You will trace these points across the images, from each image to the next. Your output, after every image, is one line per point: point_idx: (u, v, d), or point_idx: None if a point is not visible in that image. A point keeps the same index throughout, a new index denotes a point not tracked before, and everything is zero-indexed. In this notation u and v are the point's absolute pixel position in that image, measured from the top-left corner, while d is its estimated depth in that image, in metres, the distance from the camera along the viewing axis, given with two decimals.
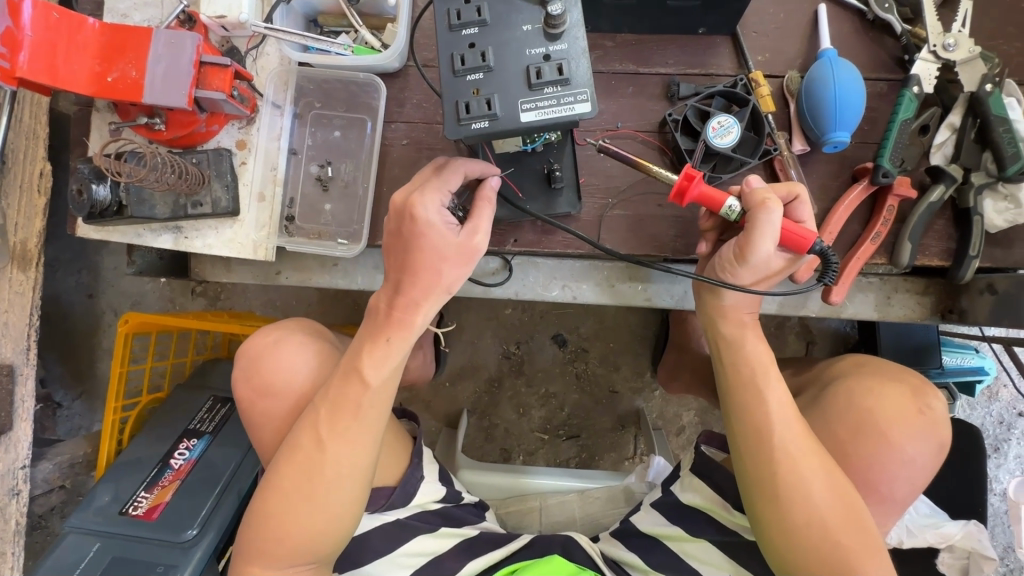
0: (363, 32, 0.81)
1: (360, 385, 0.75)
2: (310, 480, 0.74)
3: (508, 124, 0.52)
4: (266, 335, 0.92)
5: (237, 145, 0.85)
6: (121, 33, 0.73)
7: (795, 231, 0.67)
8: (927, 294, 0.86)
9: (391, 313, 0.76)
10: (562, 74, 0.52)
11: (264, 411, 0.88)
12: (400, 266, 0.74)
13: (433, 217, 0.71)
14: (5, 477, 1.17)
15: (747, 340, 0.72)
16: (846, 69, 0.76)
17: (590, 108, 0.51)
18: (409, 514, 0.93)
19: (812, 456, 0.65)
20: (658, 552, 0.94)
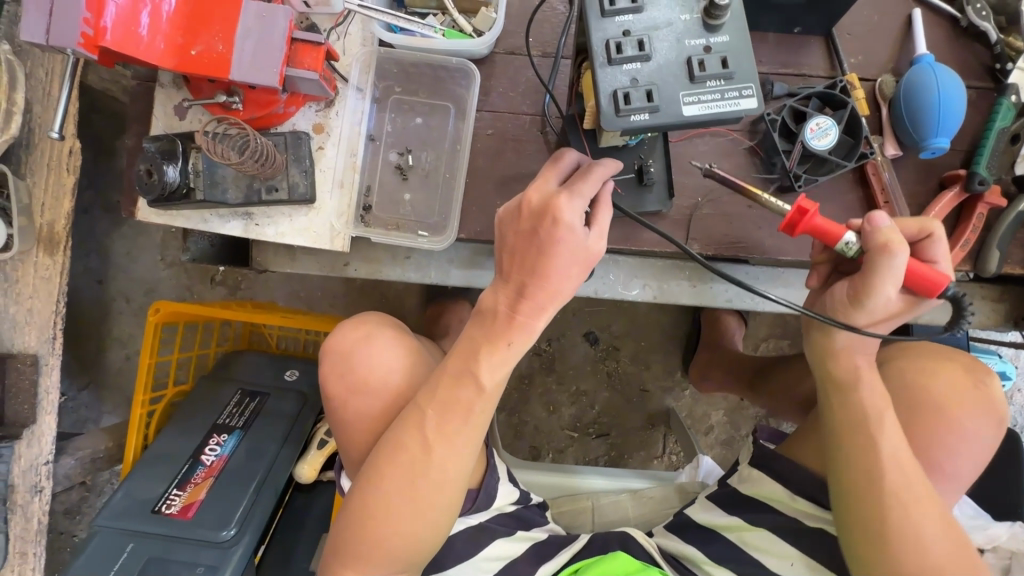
0: (455, 14, 0.78)
1: (474, 390, 0.77)
2: (416, 480, 0.76)
3: (669, 117, 0.50)
4: (354, 329, 0.87)
5: (314, 128, 0.80)
6: (207, 4, 0.68)
7: (923, 274, 0.63)
8: (1002, 301, 0.88)
9: (513, 317, 0.77)
10: (727, 68, 0.50)
11: (355, 410, 0.83)
12: (526, 270, 0.74)
13: (575, 221, 0.71)
14: (28, 474, 1.11)
15: (862, 381, 0.70)
16: (949, 75, 0.76)
17: (757, 104, 0.49)
18: (490, 517, 0.93)
19: (926, 500, 0.66)
20: (715, 543, 0.93)
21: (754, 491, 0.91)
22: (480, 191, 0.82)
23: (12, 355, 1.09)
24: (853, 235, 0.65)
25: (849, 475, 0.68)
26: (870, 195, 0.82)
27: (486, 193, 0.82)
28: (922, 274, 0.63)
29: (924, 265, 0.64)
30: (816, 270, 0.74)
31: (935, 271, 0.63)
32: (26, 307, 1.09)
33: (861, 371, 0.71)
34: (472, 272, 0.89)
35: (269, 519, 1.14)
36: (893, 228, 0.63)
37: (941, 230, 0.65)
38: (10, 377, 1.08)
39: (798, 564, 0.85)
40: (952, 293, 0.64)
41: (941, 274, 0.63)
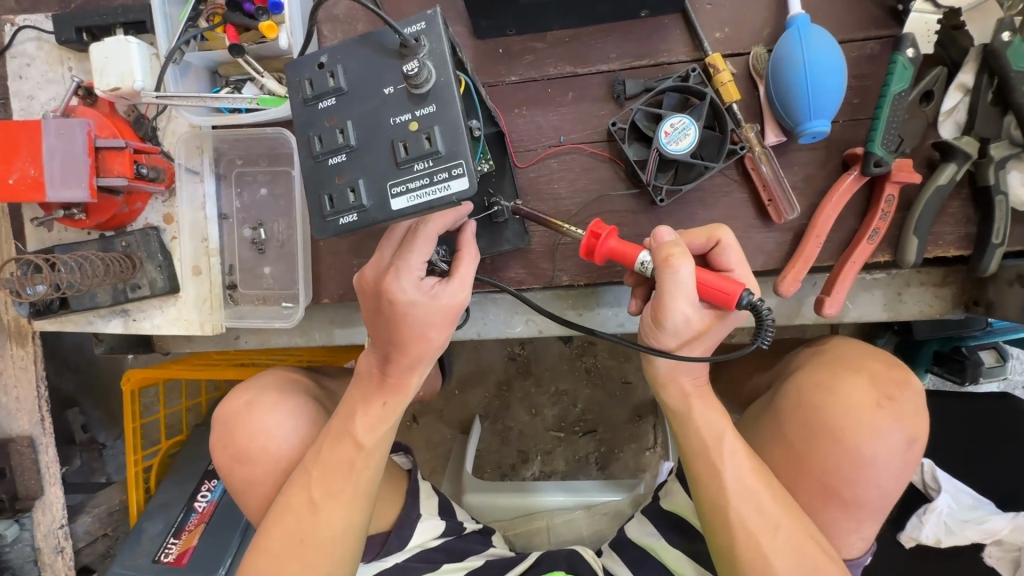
0: (265, 80, 0.73)
1: (353, 448, 0.68)
2: (303, 545, 0.66)
3: (380, 212, 0.50)
4: (239, 396, 0.82)
5: (164, 219, 0.81)
6: (12, 130, 0.69)
7: (715, 285, 0.58)
8: (947, 286, 0.74)
9: (386, 376, 0.68)
10: (430, 148, 0.48)
11: (246, 479, 0.79)
12: (387, 337, 0.65)
13: (414, 297, 0.62)
14: (49, 537, 1.18)
15: (694, 408, 0.68)
16: (820, 40, 0.63)
17: (465, 184, 0.48)
18: (409, 556, 0.90)
19: (774, 526, 0.62)
20: (647, 565, 0.90)
21: (672, 506, 0.90)
22: (334, 254, 0.79)
23: (12, 440, 1.14)
24: (646, 254, 0.61)
25: (699, 501, 0.66)
26: (752, 191, 0.71)
27: (340, 255, 0.79)
28: (711, 287, 0.58)
29: (716, 275, 0.59)
30: (635, 299, 0.71)
31: (726, 281, 0.58)
32: (14, 396, 1.13)
33: (689, 397, 0.68)
34: (353, 329, 0.88)
35: None
36: (678, 242, 0.60)
37: (730, 236, 0.62)
38: (15, 459, 1.14)
39: None
40: (751, 303, 0.57)
41: (734, 282, 0.58)
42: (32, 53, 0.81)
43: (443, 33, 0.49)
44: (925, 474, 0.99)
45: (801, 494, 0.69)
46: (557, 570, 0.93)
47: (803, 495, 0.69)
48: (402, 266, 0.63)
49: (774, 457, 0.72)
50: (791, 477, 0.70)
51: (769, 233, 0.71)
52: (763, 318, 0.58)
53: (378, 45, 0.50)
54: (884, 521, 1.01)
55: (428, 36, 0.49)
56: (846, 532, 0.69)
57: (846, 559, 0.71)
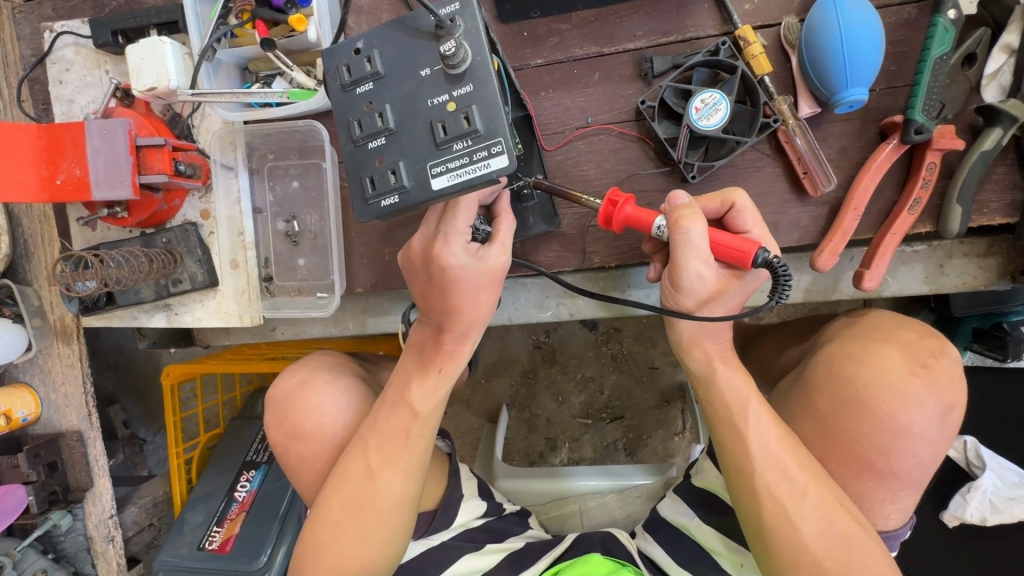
0: (295, 73, 0.74)
1: (410, 416, 0.70)
2: (361, 511, 0.68)
3: (420, 192, 0.51)
4: (292, 376, 0.85)
5: (202, 215, 0.83)
6: (58, 134, 0.72)
7: (730, 242, 0.59)
8: (991, 256, 0.72)
9: (439, 348, 0.71)
10: (468, 127, 0.49)
11: (299, 455, 0.82)
12: (443, 310, 0.68)
13: (464, 260, 0.64)
14: (100, 527, 1.23)
15: (718, 373, 0.70)
16: (856, 6, 0.61)
17: (506, 161, 0.48)
18: (453, 536, 0.92)
19: (802, 493, 0.62)
20: (682, 545, 0.91)
21: (703, 483, 0.90)
22: (366, 244, 0.81)
23: (61, 434, 1.19)
24: (661, 218, 0.61)
25: (730, 471, 0.66)
26: (787, 165, 0.70)
27: (372, 244, 0.81)
28: (725, 245, 0.59)
29: (731, 235, 0.59)
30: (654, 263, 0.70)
31: (740, 240, 0.58)
32: (61, 393, 1.19)
33: (713, 363, 0.70)
34: (385, 317, 0.89)
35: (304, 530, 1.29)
36: (693, 204, 0.60)
37: (745, 199, 0.62)
38: (64, 453, 1.19)
39: (747, 565, 0.84)
40: (766, 261, 0.58)
41: (749, 241, 0.58)
42: (71, 59, 0.84)
43: (477, 13, 0.49)
44: (967, 451, 0.97)
45: (833, 465, 0.69)
46: (594, 551, 0.95)
47: (835, 466, 0.68)
48: (448, 234, 0.64)
49: (805, 430, 0.71)
50: (822, 449, 0.69)
51: (803, 207, 0.70)
52: (779, 274, 0.58)
53: (412, 29, 0.51)
54: (925, 498, 1.00)
55: (463, 16, 0.49)
56: (882, 503, 0.69)
57: (883, 532, 0.71)
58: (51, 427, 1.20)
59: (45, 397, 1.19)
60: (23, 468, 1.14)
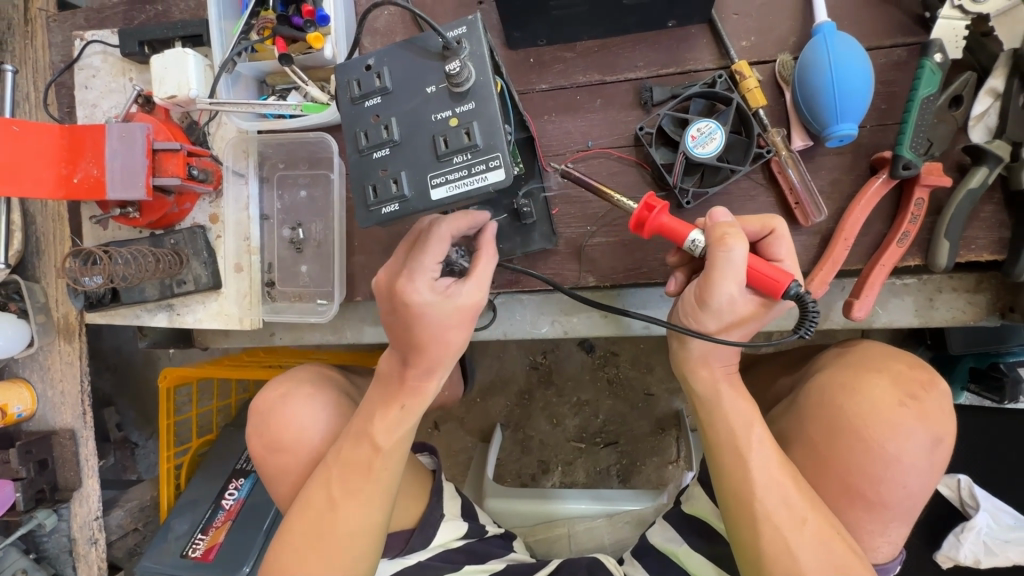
0: (309, 88, 0.78)
1: (370, 450, 0.70)
2: (320, 538, 0.68)
3: (419, 201, 0.53)
4: (277, 388, 0.87)
5: (211, 219, 0.85)
6: (79, 134, 0.75)
7: (765, 271, 0.60)
8: (982, 292, 0.73)
9: (404, 380, 0.70)
10: (469, 141, 0.51)
11: (278, 466, 0.83)
12: (407, 343, 0.68)
13: (429, 297, 0.65)
14: (84, 528, 1.26)
15: (723, 395, 0.70)
16: (846, 47, 0.64)
17: (503, 174, 0.50)
18: (430, 556, 0.92)
19: (801, 521, 0.62)
20: (670, 573, 0.90)
21: (693, 510, 0.90)
22: (367, 255, 0.83)
23: (54, 433, 1.22)
24: (698, 233, 0.62)
25: (726, 497, 0.66)
26: (780, 195, 0.72)
27: (374, 255, 0.83)
28: (761, 272, 0.60)
29: (768, 263, 0.61)
30: (676, 274, 0.71)
31: (777, 270, 0.60)
32: (58, 390, 1.23)
33: (719, 387, 0.70)
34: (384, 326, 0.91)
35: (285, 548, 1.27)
36: (735, 225, 0.61)
37: (783, 227, 0.63)
38: (56, 450, 1.23)
39: None
40: (797, 294, 0.60)
41: (784, 272, 0.60)
42: (97, 66, 0.88)
43: (483, 37, 0.52)
44: (962, 490, 0.97)
45: (825, 495, 0.69)
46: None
47: (827, 496, 0.68)
48: (415, 269, 0.65)
49: (798, 459, 0.71)
50: (816, 478, 0.69)
51: (796, 236, 0.72)
52: (808, 309, 0.60)
53: (421, 49, 0.53)
54: (918, 538, 0.99)
55: (469, 38, 0.52)
56: (872, 534, 0.69)
57: (874, 565, 0.70)
58: (46, 424, 1.24)
59: (43, 394, 1.23)
60: (14, 463, 1.17)
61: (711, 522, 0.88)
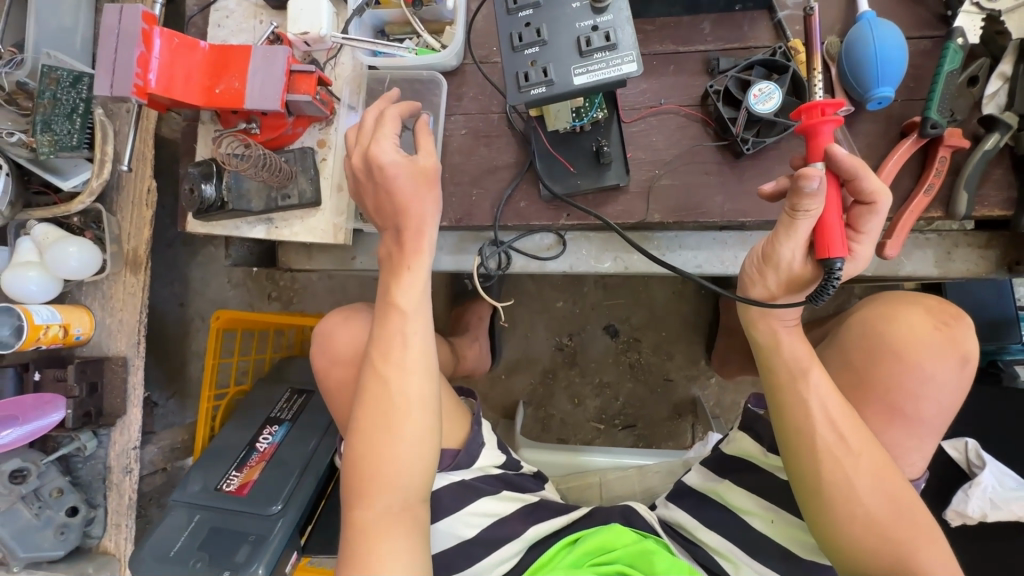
0: (426, 36, 0.91)
1: (400, 315, 0.79)
2: (386, 414, 0.77)
3: (564, 87, 0.64)
4: (336, 314, 0.98)
5: (319, 143, 0.96)
6: (226, 52, 0.87)
7: (827, 237, 0.69)
8: (990, 249, 0.85)
9: (402, 247, 0.80)
10: (610, 40, 0.64)
11: (339, 380, 0.92)
12: (391, 212, 0.79)
13: (395, 156, 0.77)
14: (121, 457, 1.27)
15: (782, 342, 0.78)
16: (886, 29, 0.78)
17: (636, 67, 0.63)
18: (473, 476, 0.96)
19: (856, 455, 0.72)
20: (707, 508, 0.96)
21: (735, 450, 0.94)
22: (457, 184, 0.93)
23: (107, 357, 1.26)
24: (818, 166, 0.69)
25: (786, 432, 0.76)
26: None
27: (462, 186, 0.93)
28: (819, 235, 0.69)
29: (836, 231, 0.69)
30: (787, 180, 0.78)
31: (831, 241, 0.68)
32: (117, 317, 1.27)
33: (779, 334, 0.78)
34: (459, 256, 1.01)
35: (316, 499, 1.29)
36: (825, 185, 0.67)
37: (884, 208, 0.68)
38: (106, 376, 1.25)
39: (778, 519, 0.88)
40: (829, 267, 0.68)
41: (837, 246, 0.68)
42: (232, 8, 1.00)
43: None
44: (968, 452, 1.03)
45: (869, 413, 0.77)
46: (615, 521, 1.00)
47: (871, 413, 0.77)
48: (378, 138, 0.78)
49: (843, 384, 0.80)
50: (861, 399, 0.78)
51: None
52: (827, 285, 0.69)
53: None
54: (927, 498, 1.08)
55: None
56: (907, 450, 0.78)
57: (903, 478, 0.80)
58: (99, 350, 1.27)
59: (103, 322, 1.27)
60: (67, 381, 1.20)
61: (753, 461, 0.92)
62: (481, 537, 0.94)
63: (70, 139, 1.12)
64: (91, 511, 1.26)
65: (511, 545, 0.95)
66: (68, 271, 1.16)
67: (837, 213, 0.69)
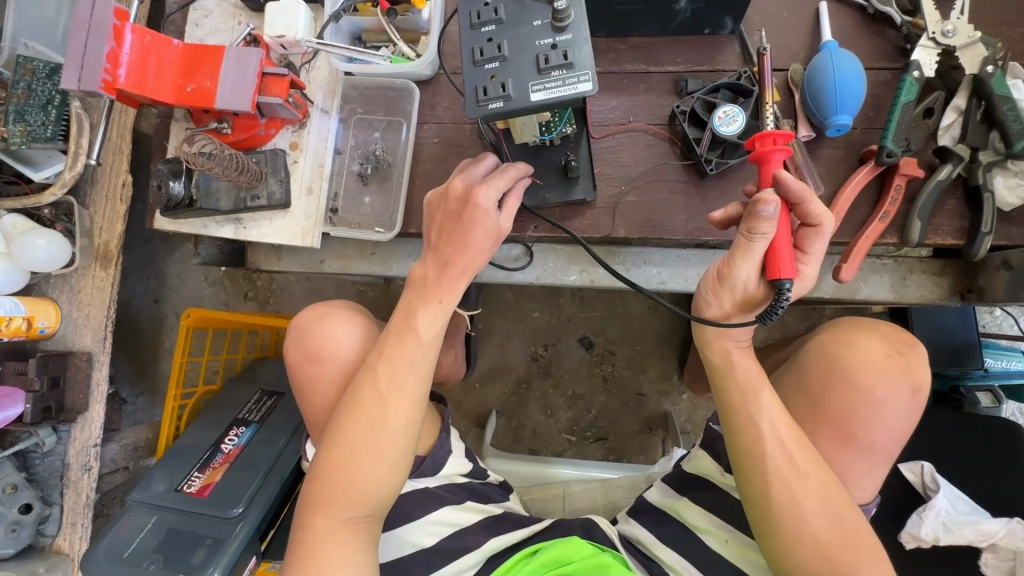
0: (400, 44, 0.92)
1: (417, 341, 0.78)
2: (375, 433, 0.76)
3: (521, 102, 0.65)
4: (316, 309, 0.96)
5: (290, 146, 0.96)
6: (198, 51, 0.87)
7: (778, 260, 0.71)
8: (945, 275, 0.88)
9: (440, 279, 0.78)
10: (567, 59, 0.65)
11: (314, 375, 0.91)
12: (447, 244, 0.77)
13: (492, 207, 0.75)
14: (80, 454, 1.25)
15: (736, 363, 0.80)
16: (846, 59, 0.81)
17: (591, 86, 0.64)
18: (437, 484, 0.95)
19: (804, 477, 0.73)
20: (666, 525, 0.96)
21: (695, 468, 0.96)
22: (427, 192, 0.94)
23: (71, 352, 1.23)
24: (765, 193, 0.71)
25: (738, 453, 0.77)
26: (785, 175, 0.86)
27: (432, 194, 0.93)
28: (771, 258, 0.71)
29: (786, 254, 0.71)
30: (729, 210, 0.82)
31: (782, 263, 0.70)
32: (84, 312, 1.25)
33: (731, 354, 0.81)
34: None
35: (279, 502, 1.27)
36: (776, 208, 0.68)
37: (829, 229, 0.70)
38: (69, 371, 1.23)
39: (732, 540, 0.89)
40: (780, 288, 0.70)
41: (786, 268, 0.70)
42: (211, 9, 1.00)
43: None
44: (924, 475, 1.06)
45: (822, 437, 0.78)
46: (574, 534, 0.99)
47: (823, 437, 0.78)
48: (489, 181, 0.76)
49: (798, 407, 0.81)
50: (814, 424, 0.79)
51: None
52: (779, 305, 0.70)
53: None
54: (884, 521, 1.09)
55: None
56: (860, 476, 0.78)
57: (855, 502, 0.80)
58: (63, 345, 1.25)
59: (67, 315, 1.25)
60: (28, 375, 1.18)
61: (710, 479, 0.94)
62: (441, 546, 0.93)
63: (45, 131, 1.11)
64: (46, 508, 1.24)
65: (470, 556, 0.94)
66: (36, 263, 1.14)
67: (787, 237, 0.71)
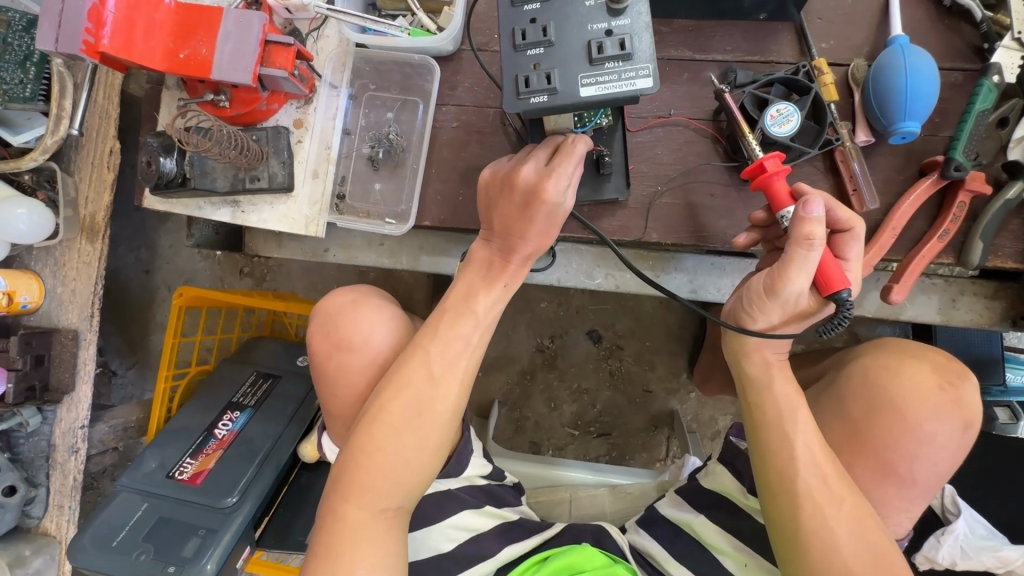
0: (420, 15, 0.83)
1: (472, 320, 0.74)
2: (421, 418, 0.71)
3: (568, 97, 0.58)
4: (346, 295, 0.89)
5: (295, 123, 0.88)
6: (194, 12, 0.78)
7: (829, 271, 0.66)
8: (997, 299, 0.84)
9: (505, 264, 0.75)
10: (624, 49, 0.57)
11: (342, 365, 0.84)
12: (512, 229, 0.72)
13: (565, 197, 0.69)
14: (67, 435, 1.19)
15: (775, 381, 0.74)
16: (919, 57, 0.72)
17: (651, 83, 0.57)
18: (461, 486, 0.91)
19: (839, 502, 0.68)
20: (681, 541, 0.92)
21: (713, 485, 0.91)
22: (443, 181, 0.85)
23: (57, 329, 1.16)
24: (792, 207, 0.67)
25: (766, 471, 0.72)
26: (838, 183, 0.79)
27: (449, 183, 0.85)
28: (824, 269, 0.67)
29: (834, 263, 0.67)
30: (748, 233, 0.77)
31: (835, 271, 0.66)
32: (70, 287, 1.17)
33: (772, 366, 0.75)
34: (441, 257, 0.95)
35: (274, 491, 1.22)
36: (817, 215, 0.64)
37: (864, 229, 0.69)
38: (54, 349, 1.15)
39: (751, 564, 0.85)
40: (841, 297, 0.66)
41: (841, 276, 0.66)
42: None
43: None
44: (944, 498, 1.00)
45: (859, 468, 0.74)
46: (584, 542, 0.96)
47: (861, 469, 0.73)
48: (561, 169, 0.69)
49: (833, 432, 0.76)
50: (852, 454, 0.74)
51: None
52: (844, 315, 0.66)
53: None
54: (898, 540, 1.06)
55: None
56: (896, 510, 0.75)
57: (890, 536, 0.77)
58: (49, 322, 1.18)
59: (52, 291, 1.17)
60: (11, 353, 1.10)
61: (731, 498, 0.90)
62: (456, 552, 0.90)
63: (23, 91, 1.00)
64: (32, 490, 1.18)
65: (481, 566, 0.90)
66: (15, 234, 1.05)
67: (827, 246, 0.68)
